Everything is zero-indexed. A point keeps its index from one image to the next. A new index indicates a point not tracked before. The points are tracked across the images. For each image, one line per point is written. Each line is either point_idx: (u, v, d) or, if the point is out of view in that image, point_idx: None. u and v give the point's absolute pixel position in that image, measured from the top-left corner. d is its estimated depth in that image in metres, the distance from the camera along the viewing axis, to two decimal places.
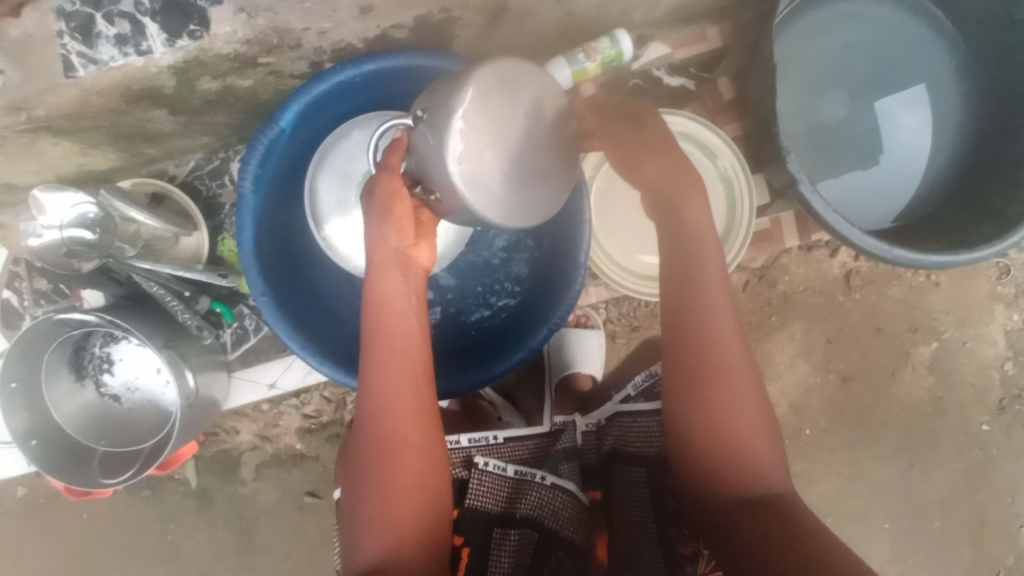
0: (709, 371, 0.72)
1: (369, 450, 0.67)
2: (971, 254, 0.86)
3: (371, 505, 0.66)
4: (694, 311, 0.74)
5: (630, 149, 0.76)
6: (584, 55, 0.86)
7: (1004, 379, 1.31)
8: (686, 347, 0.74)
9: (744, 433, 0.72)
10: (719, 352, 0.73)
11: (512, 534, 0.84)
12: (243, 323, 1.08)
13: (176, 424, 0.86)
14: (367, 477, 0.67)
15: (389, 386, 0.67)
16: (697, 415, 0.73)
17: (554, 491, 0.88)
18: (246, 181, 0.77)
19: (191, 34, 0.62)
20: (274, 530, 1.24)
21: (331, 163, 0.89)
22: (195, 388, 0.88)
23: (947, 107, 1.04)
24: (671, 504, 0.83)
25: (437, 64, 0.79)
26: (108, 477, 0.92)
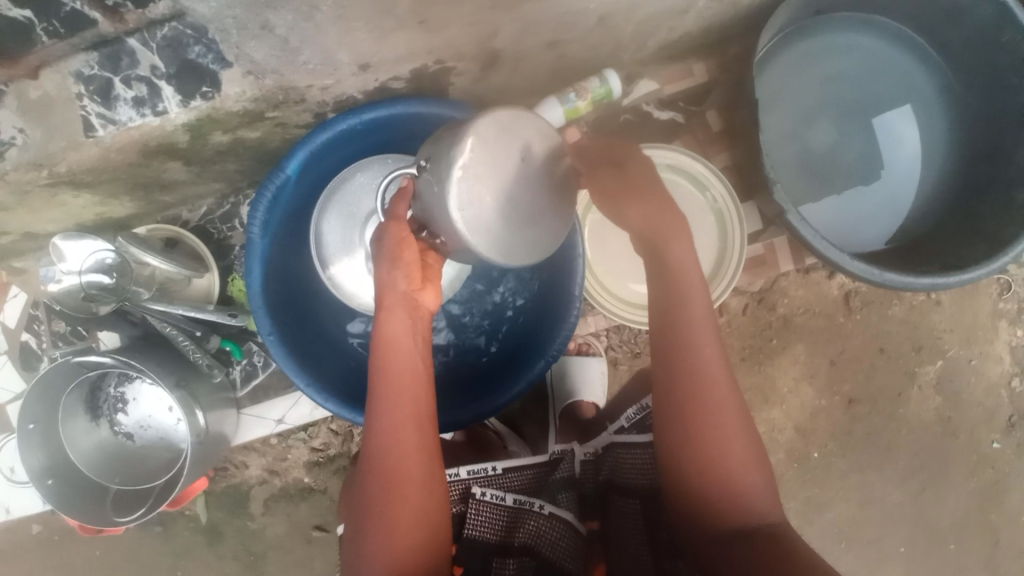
0: (699, 405, 0.75)
1: (373, 486, 0.69)
2: (962, 275, 0.87)
3: (374, 541, 0.67)
4: (686, 347, 0.77)
5: (616, 195, 0.78)
6: (575, 94, 0.90)
7: (1012, 397, 1.30)
8: (679, 380, 0.76)
9: (738, 462, 0.74)
10: (711, 387, 0.75)
11: (512, 561, 0.84)
12: (252, 359, 1.10)
13: (186, 461, 0.88)
14: (371, 512, 0.68)
15: (395, 423, 0.69)
16: (694, 446, 0.75)
17: (552, 520, 0.89)
18: (255, 226, 0.81)
19: (204, 95, 0.67)
20: (284, 563, 1.25)
21: (335, 205, 0.93)
22: (205, 425, 0.90)
23: (934, 132, 1.06)
24: (664, 536, 0.84)
25: (433, 110, 0.83)
26: (121, 515, 0.94)
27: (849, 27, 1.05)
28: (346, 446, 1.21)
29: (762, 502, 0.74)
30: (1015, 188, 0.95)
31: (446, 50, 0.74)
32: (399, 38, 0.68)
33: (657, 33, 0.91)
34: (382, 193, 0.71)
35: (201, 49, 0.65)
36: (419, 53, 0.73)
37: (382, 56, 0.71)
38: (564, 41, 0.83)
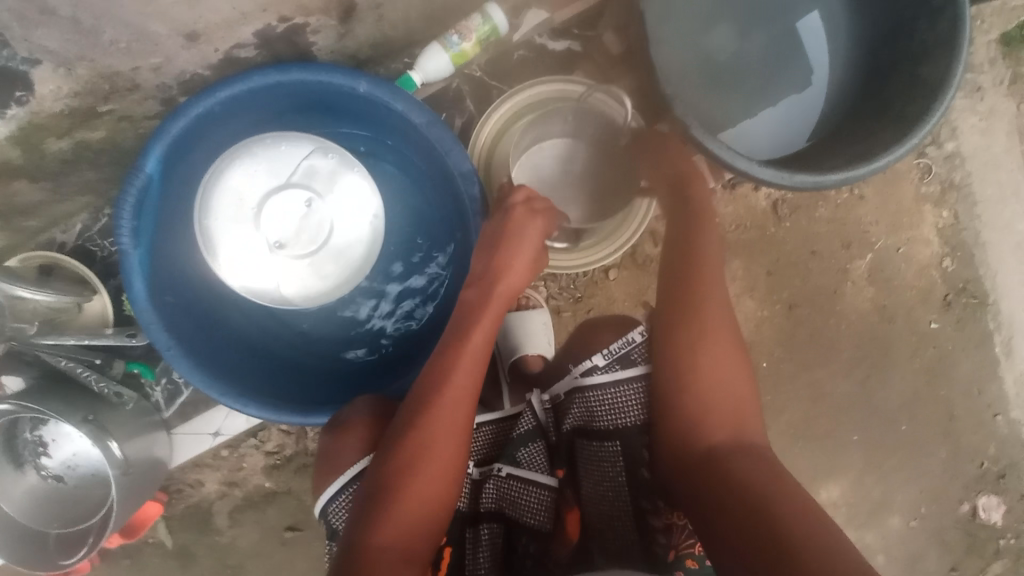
0: (694, 330, 0.74)
1: (413, 450, 0.67)
2: (871, 164, 0.86)
3: (398, 502, 0.65)
4: (693, 271, 0.77)
5: (658, 163, 0.87)
6: (458, 36, 0.87)
7: (945, 276, 1.34)
8: (692, 294, 0.76)
9: (726, 386, 0.72)
10: (705, 311, 0.75)
11: (483, 531, 0.76)
12: (172, 376, 0.97)
13: (114, 495, 0.83)
14: (394, 479, 0.66)
15: (444, 399, 0.69)
16: (684, 363, 0.73)
17: (512, 481, 0.78)
18: (124, 236, 0.74)
19: (18, 99, 0.62)
20: (263, 571, 1.23)
21: (217, 200, 0.85)
22: (124, 457, 0.83)
23: (833, 22, 1.04)
24: (645, 477, 0.75)
25: (294, 76, 0.76)
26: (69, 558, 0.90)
27: None
28: (301, 444, 1.19)
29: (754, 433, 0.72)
30: (914, 65, 0.93)
31: (285, 6, 0.68)
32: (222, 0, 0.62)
33: None
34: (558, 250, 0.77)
35: (8, 52, 0.57)
36: (254, 13, 0.67)
37: (208, 23, 0.65)
38: None
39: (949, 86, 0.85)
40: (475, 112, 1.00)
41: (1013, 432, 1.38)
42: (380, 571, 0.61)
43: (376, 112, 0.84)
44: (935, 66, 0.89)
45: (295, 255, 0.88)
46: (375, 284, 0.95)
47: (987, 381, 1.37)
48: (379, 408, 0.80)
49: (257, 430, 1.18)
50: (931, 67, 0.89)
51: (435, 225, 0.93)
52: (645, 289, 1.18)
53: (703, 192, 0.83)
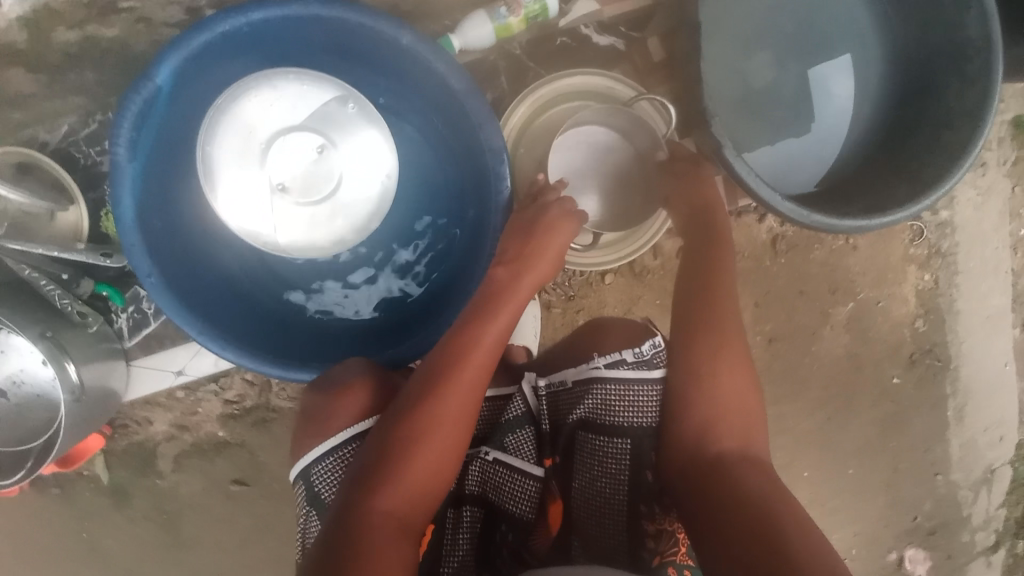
0: (716, 345, 0.75)
1: (417, 424, 0.65)
2: (883, 218, 0.88)
3: (397, 473, 0.63)
4: (714, 284, 0.78)
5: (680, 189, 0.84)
6: (506, 9, 0.85)
7: (915, 336, 1.40)
8: (711, 306, 0.77)
9: (735, 400, 0.73)
10: (723, 324, 0.76)
11: (466, 513, 0.74)
12: (141, 306, 0.89)
13: (62, 421, 0.77)
14: (400, 447, 0.64)
15: (459, 374, 0.67)
16: (696, 374, 0.74)
17: (498, 467, 0.76)
18: (120, 146, 0.68)
19: None
20: (202, 521, 1.18)
21: (225, 130, 0.80)
22: (80, 381, 0.78)
23: (868, 71, 1.05)
24: (646, 480, 0.75)
25: (334, 13, 0.72)
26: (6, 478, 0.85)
27: None
28: (261, 397, 1.15)
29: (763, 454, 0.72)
30: (940, 130, 0.95)
31: None
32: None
33: None
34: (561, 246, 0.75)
35: None
36: None
37: None
38: None
39: (971, 155, 0.87)
40: (507, 89, 0.96)
41: (949, 493, 1.45)
42: (379, 539, 0.60)
43: (408, 70, 0.80)
44: (960, 134, 0.91)
45: (303, 203, 0.84)
46: (382, 245, 0.92)
47: (935, 441, 1.44)
48: (376, 372, 0.77)
49: (216, 376, 1.13)
50: (956, 135, 0.92)
51: (447, 197, 0.90)
52: (637, 299, 1.18)
53: (721, 215, 0.83)
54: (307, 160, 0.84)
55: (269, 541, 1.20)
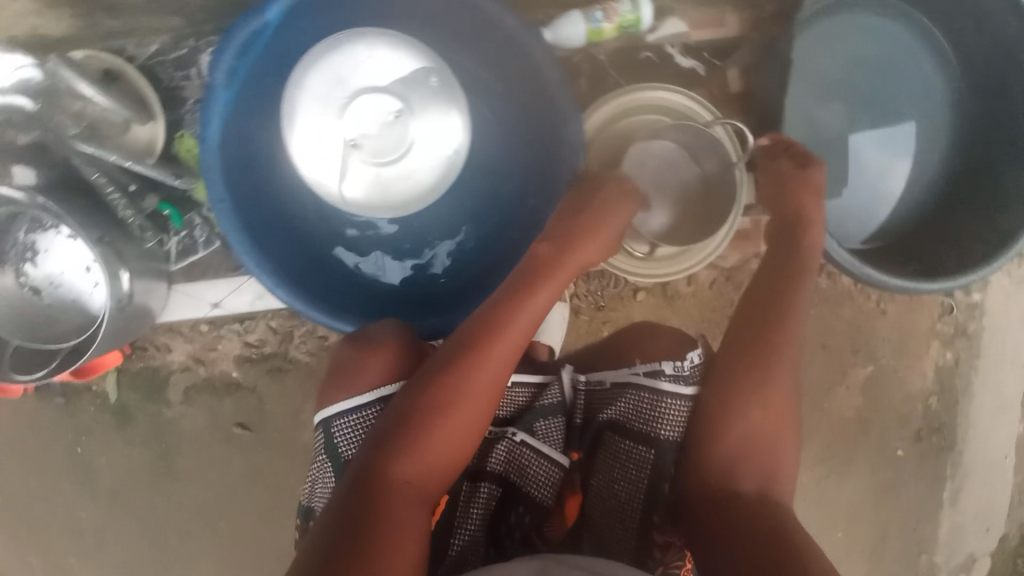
0: (765, 374, 0.75)
1: (444, 396, 0.65)
2: (930, 285, 0.89)
3: (420, 441, 0.64)
4: (776, 312, 0.77)
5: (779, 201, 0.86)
6: (602, 14, 0.88)
7: (926, 411, 1.40)
8: (770, 334, 0.77)
9: (772, 434, 0.74)
10: (778, 354, 0.76)
11: (484, 489, 0.77)
12: (192, 233, 0.90)
13: (101, 327, 0.78)
14: (424, 415, 0.65)
15: (489, 351, 0.67)
16: (736, 400, 0.75)
17: (521, 449, 0.79)
18: (218, 72, 0.69)
19: None
20: (198, 458, 1.18)
21: (314, 80, 0.83)
22: (129, 291, 0.79)
23: (934, 141, 1.06)
24: (662, 492, 0.78)
25: None
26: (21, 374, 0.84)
27: (882, 17, 1.03)
28: (281, 347, 1.16)
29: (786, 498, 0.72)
30: (992, 209, 0.96)
31: None
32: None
33: None
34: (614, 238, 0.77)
35: None
36: None
37: None
38: None
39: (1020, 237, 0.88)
40: (584, 92, 0.98)
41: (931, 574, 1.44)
42: (397, 504, 0.62)
43: (501, 52, 0.82)
44: (1010, 217, 0.92)
45: (370, 161, 0.86)
46: (436, 215, 0.92)
47: (926, 520, 1.43)
48: (406, 335, 0.77)
49: (243, 315, 1.14)
50: (1006, 217, 0.93)
51: (504, 186, 0.91)
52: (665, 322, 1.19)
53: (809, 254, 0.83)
54: (380, 120, 0.85)
55: (258, 490, 1.20)
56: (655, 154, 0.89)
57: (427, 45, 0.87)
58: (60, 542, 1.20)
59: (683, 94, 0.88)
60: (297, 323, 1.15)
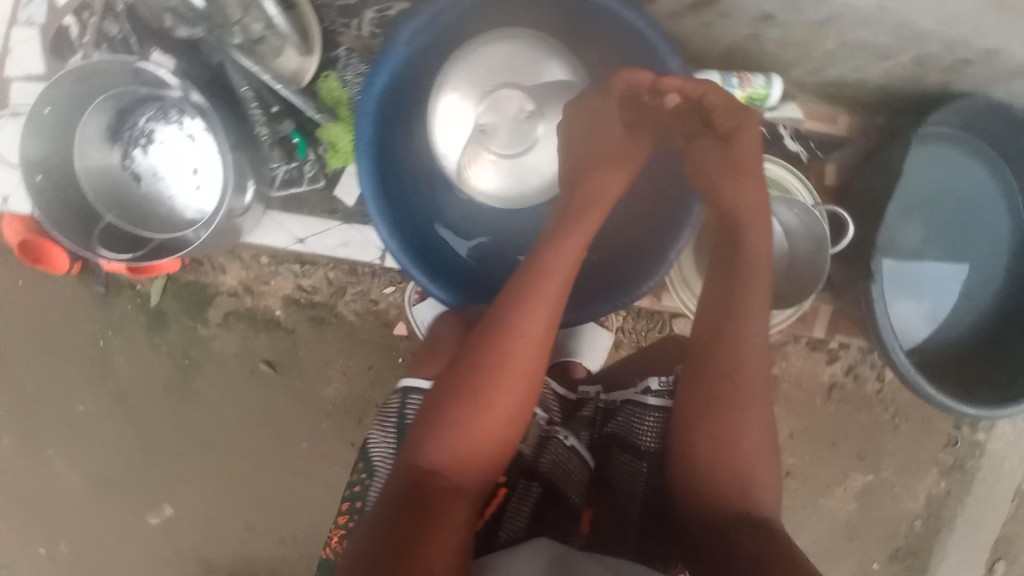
0: (731, 387, 0.74)
1: (471, 390, 0.68)
2: (969, 408, 0.95)
3: (450, 436, 0.67)
4: (737, 317, 0.77)
5: (719, 174, 0.81)
6: (737, 81, 0.94)
7: (909, 533, 1.43)
8: (727, 346, 0.76)
9: (754, 453, 0.72)
10: (740, 363, 0.75)
11: (535, 487, 0.77)
12: (303, 167, 0.91)
13: (211, 225, 0.80)
14: (451, 410, 0.68)
15: (511, 348, 0.69)
16: (716, 421, 0.73)
17: (571, 453, 0.80)
18: (404, 32, 0.76)
19: None
20: (216, 383, 1.17)
21: (467, 64, 0.89)
22: (247, 204, 0.84)
23: (994, 284, 1.11)
24: (660, 497, 0.79)
25: (632, 18, 0.77)
26: (108, 250, 0.82)
27: (977, 160, 1.09)
28: (330, 298, 1.16)
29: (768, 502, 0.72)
30: None
31: None
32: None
33: (838, 65, 0.92)
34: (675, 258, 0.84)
35: None
36: None
37: None
38: (774, 24, 0.83)
39: None
40: None
41: None
42: (435, 497, 0.64)
43: None
44: None
45: (493, 149, 0.90)
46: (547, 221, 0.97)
47: None
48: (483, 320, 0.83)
49: (304, 256, 1.14)
50: None
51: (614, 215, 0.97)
52: None
53: (758, 250, 0.80)
54: (510, 114, 0.90)
55: (264, 430, 1.18)
56: None
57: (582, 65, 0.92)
58: (53, 428, 1.17)
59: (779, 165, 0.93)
60: (354, 281, 1.16)
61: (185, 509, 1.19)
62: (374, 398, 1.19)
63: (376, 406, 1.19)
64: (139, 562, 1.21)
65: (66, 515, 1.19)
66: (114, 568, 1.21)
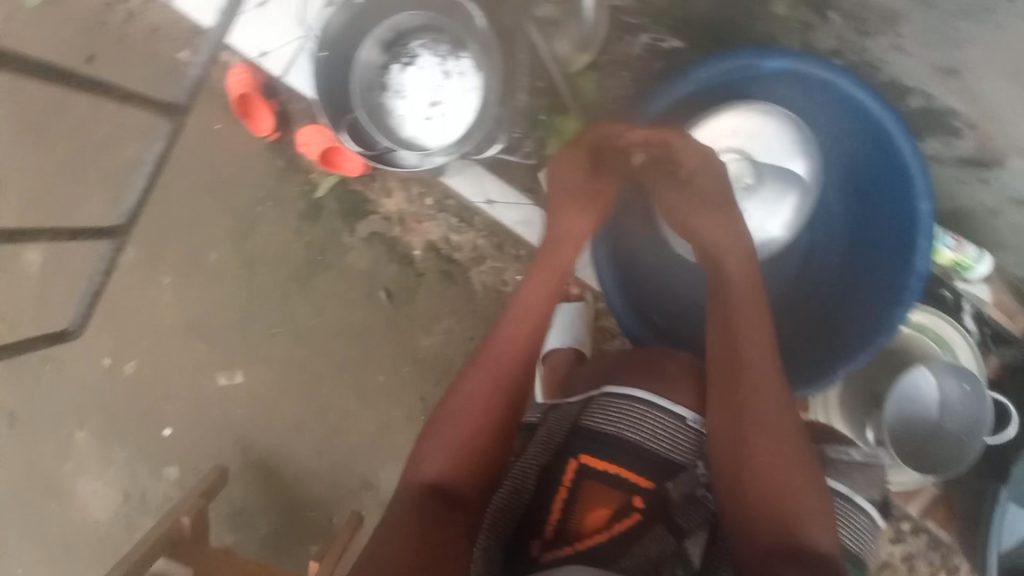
0: (739, 411, 0.67)
1: (455, 412, 0.71)
2: None
3: (437, 454, 0.69)
4: (737, 332, 0.71)
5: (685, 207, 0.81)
6: (952, 240, 0.93)
7: None
8: (728, 374, 0.69)
9: (788, 483, 0.63)
10: (749, 385, 0.67)
11: (658, 526, 0.72)
12: (524, 142, 0.93)
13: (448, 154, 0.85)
14: (437, 429, 0.71)
15: (490, 365, 0.73)
16: (726, 449, 0.67)
17: (706, 494, 0.75)
18: (695, 72, 0.79)
19: None
20: (333, 287, 1.21)
21: (723, 118, 0.89)
22: (486, 155, 0.90)
23: None
24: None
25: (908, 152, 0.78)
26: (348, 139, 0.89)
27: None
28: (467, 260, 1.20)
29: (819, 526, 0.62)
30: None
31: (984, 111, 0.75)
32: (905, 60, 0.78)
33: None
34: (842, 372, 0.84)
35: None
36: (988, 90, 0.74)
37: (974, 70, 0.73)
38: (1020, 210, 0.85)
39: None
40: None
41: None
42: (424, 510, 0.65)
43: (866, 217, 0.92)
44: None
45: None
46: None
47: None
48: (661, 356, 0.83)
49: (465, 213, 1.19)
50: None
51: None
52: None
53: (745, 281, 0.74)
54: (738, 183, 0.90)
55: (354, 348, 1.22)
56: (913, 380, 0.93)
57: (823, 165, 0.94)
58: (176, 262, 1.22)
59: (947, 320, 0.96)
60: (496, 255, 1.19)
61: (252, 384, 1.24)
62: (460, 366, 1.21)
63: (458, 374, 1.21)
64: (185, 412, 1.25)
65: (148, 340, 1.24)
66: (163, 407, 1.25)
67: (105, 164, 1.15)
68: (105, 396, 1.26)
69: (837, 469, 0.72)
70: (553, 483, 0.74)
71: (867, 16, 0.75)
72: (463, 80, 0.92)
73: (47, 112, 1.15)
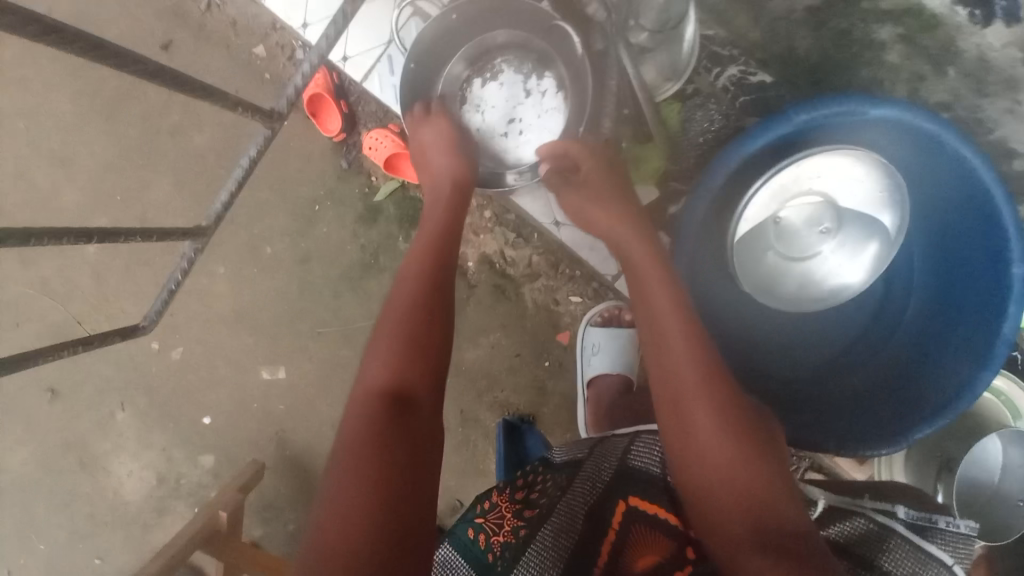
0: (677, 399, 0.62)
1: (384, 320, 0.66)
2: None
3: (373, 359, 0.63)
4: (651, 310, 0.68)
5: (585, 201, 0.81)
6: None
7: None
8: (658, 364, 0.65)
9: (741, 463, 0.58)
10: (676, 369, 0.63)
11: None
12: None
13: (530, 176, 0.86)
14: (372, 344, 0.65)
15: (408, 276, 0.70)
16: (673, 444, 0.61)
17: None
18: (797, 115, 0.76)
19: (973, 16, 0.82)
20: (383, 291, 1.20)
21: (811, 161, 0.86)
22: None
23: None
24: None
25: (1005, 219, 0.75)
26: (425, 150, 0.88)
27: None
28: (521, 276, 1.18)
29: (790, 506, 0.56)
30: None
31: None
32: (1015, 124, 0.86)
33: None
34: (911, 436, 0.81)
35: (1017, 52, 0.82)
36: None
37: None
38: None
39: None
40: None
41: None
42: (367, 412, 0.57)
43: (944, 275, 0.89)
44: None
45: (774, 249, 0.93)
46: (794, 331, 0.99)
47: None
48: None
49: (523, 229, 1.17)
50: None
51: (854, 368, 0.96)
52: None
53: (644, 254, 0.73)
54: (810, 236, 0.92)
55: None
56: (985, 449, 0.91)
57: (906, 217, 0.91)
58: (231, 253, 1.23)
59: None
60: (550, 274, 1.18)
61: (294, 381, 1.23)
62: (503, 382, 1.20)
63: (500, 389, 1.20)
64: (227, 403, 1.25)
65: (196, 328, 1.25)
66: (205, 396, 1.26)
67: (173, 151, 1.16)
68: (149, 379, 1.27)
69: (945, 539, 0.66)
70: (600, 526, 0.71)
71: (986, 77, 0.84)
72: (543, 100, 0.92)
73: (119, 97, 1.16)
